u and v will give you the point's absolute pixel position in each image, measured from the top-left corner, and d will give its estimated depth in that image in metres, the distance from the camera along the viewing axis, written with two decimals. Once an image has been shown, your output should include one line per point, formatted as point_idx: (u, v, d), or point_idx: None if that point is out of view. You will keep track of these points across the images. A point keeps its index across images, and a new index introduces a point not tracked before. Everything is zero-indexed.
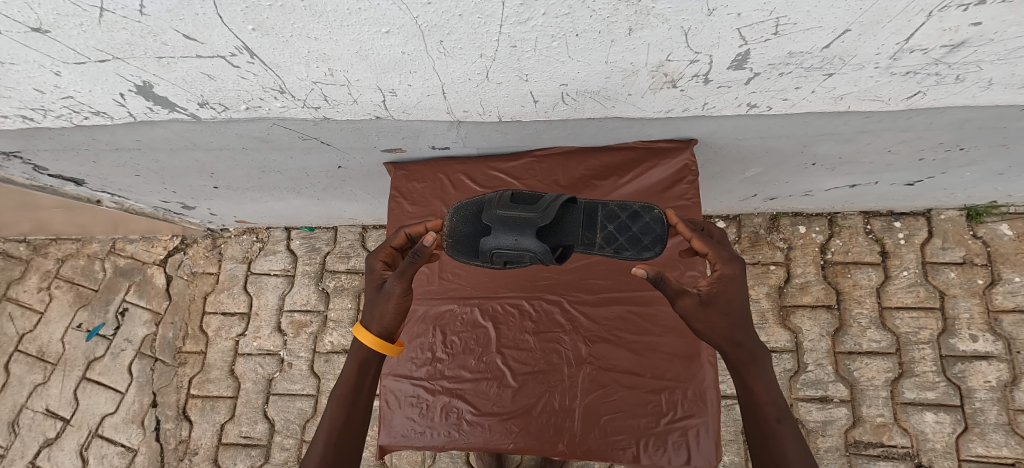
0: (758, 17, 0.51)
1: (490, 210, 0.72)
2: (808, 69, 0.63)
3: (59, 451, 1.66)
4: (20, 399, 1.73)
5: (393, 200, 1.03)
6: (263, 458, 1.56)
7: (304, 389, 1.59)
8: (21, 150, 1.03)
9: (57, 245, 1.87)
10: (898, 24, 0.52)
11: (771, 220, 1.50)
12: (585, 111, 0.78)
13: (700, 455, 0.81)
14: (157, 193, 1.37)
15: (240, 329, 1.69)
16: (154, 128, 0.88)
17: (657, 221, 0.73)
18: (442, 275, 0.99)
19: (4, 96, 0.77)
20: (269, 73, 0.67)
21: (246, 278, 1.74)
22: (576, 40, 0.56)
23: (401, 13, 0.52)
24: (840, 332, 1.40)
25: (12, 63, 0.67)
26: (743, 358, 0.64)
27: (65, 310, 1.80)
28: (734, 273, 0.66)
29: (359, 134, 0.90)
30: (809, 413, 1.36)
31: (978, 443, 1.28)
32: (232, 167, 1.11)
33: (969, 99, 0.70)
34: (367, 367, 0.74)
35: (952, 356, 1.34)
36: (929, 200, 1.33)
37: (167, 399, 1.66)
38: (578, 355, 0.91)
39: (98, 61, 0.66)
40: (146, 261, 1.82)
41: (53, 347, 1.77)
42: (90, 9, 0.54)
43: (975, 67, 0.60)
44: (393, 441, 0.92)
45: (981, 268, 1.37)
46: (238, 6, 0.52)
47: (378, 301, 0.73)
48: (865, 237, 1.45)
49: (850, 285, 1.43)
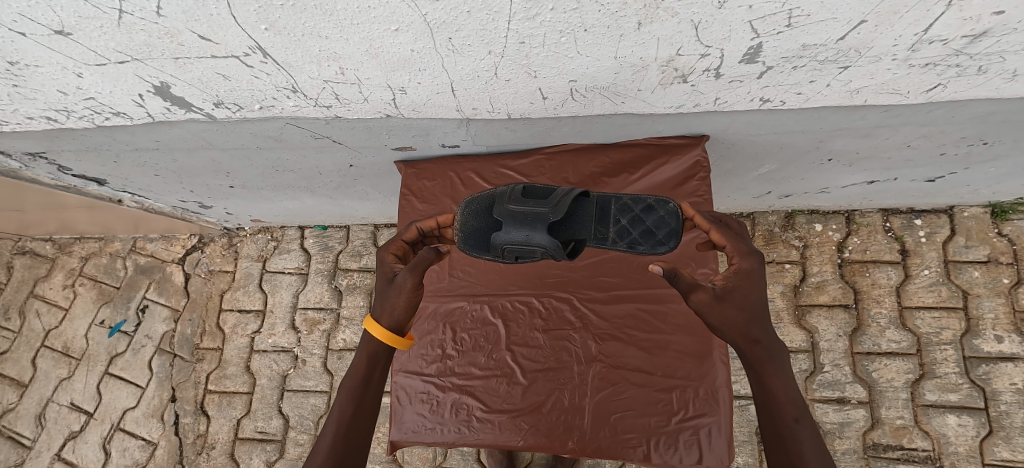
0: (770, 9, 0.50)
1: (502, 205, 0.72)
2: (821, 62, 0.62)
3: (84, 443, 1.71)
4: (46, 393, 1.79)
5: (404, 198, 1.03)
6: (278, 453, 1.58)
7: (317, 386, 1.61)
8: (46, 151, 1.06)
9: (81, 244, 1.93)
10: (916, 15, 0.51)
11: (786, 218, 1.47)
12: (594, 108, 0.78)
13: (712, 454, 0.80)
14: (176, 193, 1.40)
15: (255, 326, 1.73)
16: (173, 128, 0.90)
17: (672, 215, 0.72)
18: (452, 272, 1.00)
19: (29, 98, 0.80)
20: (282, 73, 0.68)
21: (261, 276, 1.78)
22: (584, 35, 0.56)
23: (410, 12, 0.52)
24: (859, 333, 1.37)
25: (36, 65, 0.70)
26: (759, 355, 0.63)
27: (88, 307, 1.86)
28: (752, 267, 0.65)
29: (369, 132, 0.90)
30: (826, 415, 1.33)
31: (1003, 447, 1.24)
32: (246, 166, 1.13)
33: (993, 92, 0.68)
34: (377, 360, 0.75)
35: (977, 357, 1.30)
36: (951, 196, 1.29)
37: (186, 394, 1.70)
38: (588, 352, 0.90)
39: (117, 62, 0.68)
40: (165, 259, 1.87)
41: (77, 343, 1.83)
42: (111, 11, 0.56)
43: (998, 57, 0.58)
44: (404, 437, 0.93)
45: (1007, 267, 1.33)
46: (251, 7, 0.53)
47: (389, 294, 0.74)
48: (884, 235, 1.41)
49: (869, 284, 1.40)
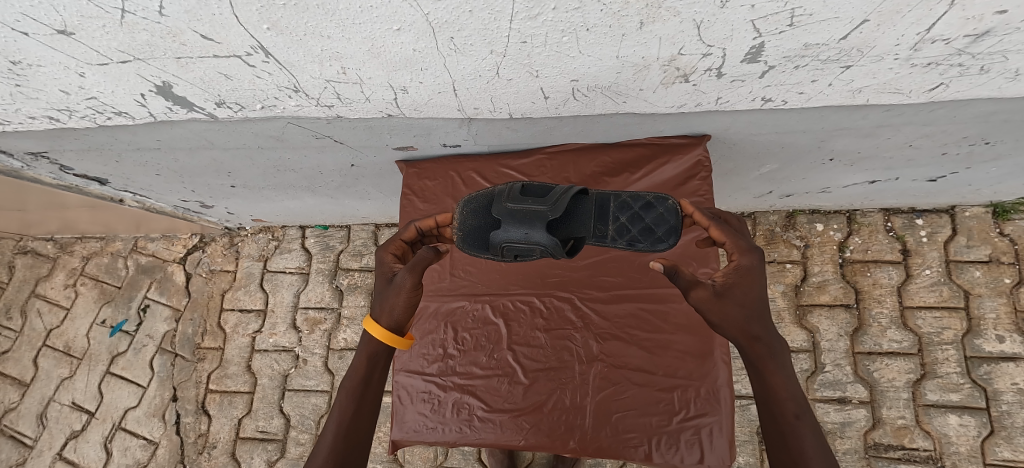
0: (772, 9, 0.50)
1: (502, 203, 0.72)
2: (824, 62, 0.61)
3: (86, 443, 1.72)
4: (48, 392, 1.79)
5: (405, 198, 1.04)
6: (279, 453, 1.58)
7: (319, 385, 1.62)
8: (47, 151, 1.06)
9: (82, 243, 1.94)
10: (919, 14, 0.50)
11: (787, 218, 1.47)
12: (596, 107, 0.78)
13: (714, 453, 0.80)
14: (177, 192, 1.40)
15: (256, 326, 1.73)
16: (174, 127, 0.90)
17: (671, 212, 0.71)
18: (453, 271, 1.00)
19: (31, 98, 0.80)
20: (284, 73, 0.68)
21: (262, 275, 1.78)
22: (586, 35, 0.56)
23: (413, 11, 0.52)
24: (860, 332, 1.37)
25: (38, 65, 0.70)
26: (760, 352, 0.63)
27: (90, 307, 1.86)
28: (752, 264, 0.65)
29: (371, 132, 0.91)
30: (827, 415, 1.33)
31: (1004, 447, 1.24)
32: (247, 166, 1.13)
33: (994, 91, 0.68)
34: (377, 359, 0.75)
35: (978, 357, 1.30)
36: (953, 196, 1.29)
37: (187, 394, 1.70)
38: (589, 352, 0.90)
39: (119, 62, 0.68)
40: (167, 258, 1.87)
41: (79, 343, 1.83)
42: (113, 11, 0.56)
43: (1001, 57, 0.58)
44: (405, 437, 0.93)
45: (1009, 267, 1.33)
46: (254, 6, 0.53)
47: (388, 294, 0.74)
48: (885, 235, 1.41)
49: (870, 284, 1.40)
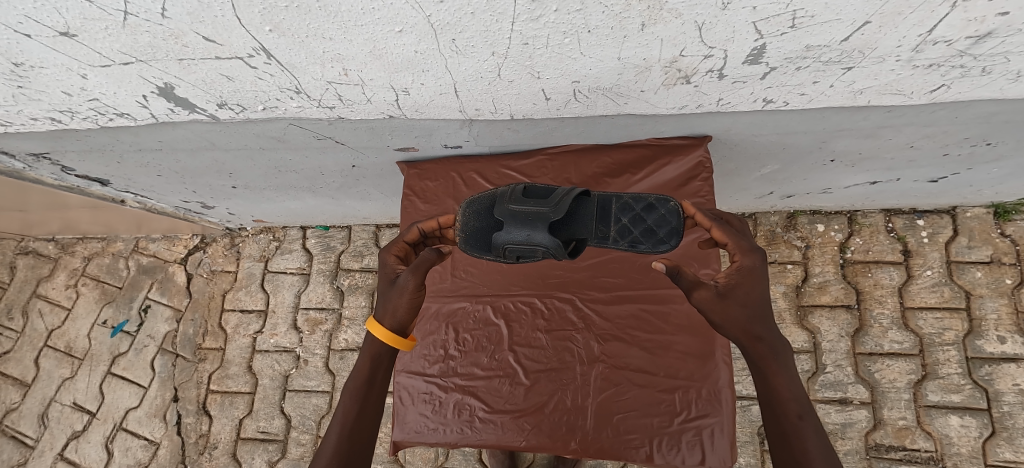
0: (773, 11, 0.50)
1: (503, 205, 0.72)
2: (825, 63, 0.61)
3: (87, 443, 1.72)
4: (49, 392, 1.79)
5: (406, 199, 1.04)
6: (279, 453, 1.58)
7: (319, 385, 1.62)
8: (49, 151, 1.07)
9: (84, 244, 1.94)
10: (920, 16, 0.50)
11: (788, 219, 1.47)
12: (597, 109, 0.78)
13: (715, 454, 0.80)
14: (178, 193, 1.40)
15: (257, 327, 1.73)
16: (176, 128, 0.90)
17: (673, 213, 0.72)
18: (454, 272, 1.00)
19: (33, 99, 0.80)
20: (285, 74, 0.68)
21: (263, 276, 1.78)
22: (588, 36, 0.56)
23: (414, 13, 0.52)
24: (861, 333, 1.37)
25: (40, 67, 0.70)
26: (763, 352, 0.63)
27: (91, 307, 1.87)
28: (754, 264, 0.65)
29: (372, 133, 0.91)
30: (828, 416, 1.33)
31: (1005, 448, 1.24)
32: (248, 166, 1.13)
33: (996, 92, 0.68)
34: (380, 360, 0.75)
35: (979, 358, 1.29)
36: (954, 197, 1.29)
37: (188, 394, 1.70)
38: (590, 353, 0.90)
39: (121, 63, 0.68)
40: (168, 259, 1.87)
41: (80, 343, 1.83)
42: (115, 13, 0.56)
43: (1002, 58, 0.58)
44: (406, 437, 0.93)
45: (1010, 267, 1.33)
46: (256, 8, 0.53)
47: (391, 295, 0.74)
48: (886, 236, 1.41)
49: (871, 284, 1.39)
